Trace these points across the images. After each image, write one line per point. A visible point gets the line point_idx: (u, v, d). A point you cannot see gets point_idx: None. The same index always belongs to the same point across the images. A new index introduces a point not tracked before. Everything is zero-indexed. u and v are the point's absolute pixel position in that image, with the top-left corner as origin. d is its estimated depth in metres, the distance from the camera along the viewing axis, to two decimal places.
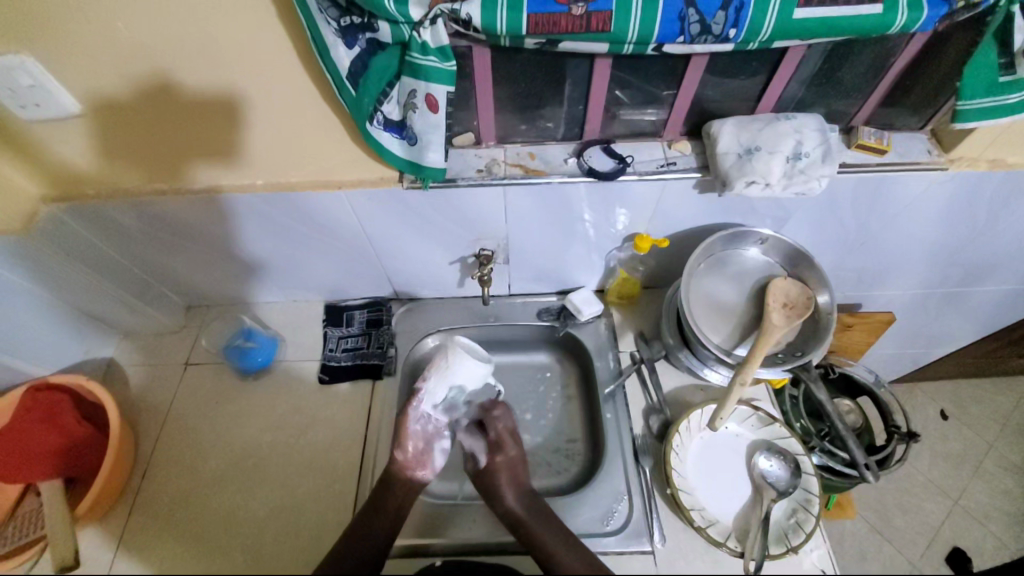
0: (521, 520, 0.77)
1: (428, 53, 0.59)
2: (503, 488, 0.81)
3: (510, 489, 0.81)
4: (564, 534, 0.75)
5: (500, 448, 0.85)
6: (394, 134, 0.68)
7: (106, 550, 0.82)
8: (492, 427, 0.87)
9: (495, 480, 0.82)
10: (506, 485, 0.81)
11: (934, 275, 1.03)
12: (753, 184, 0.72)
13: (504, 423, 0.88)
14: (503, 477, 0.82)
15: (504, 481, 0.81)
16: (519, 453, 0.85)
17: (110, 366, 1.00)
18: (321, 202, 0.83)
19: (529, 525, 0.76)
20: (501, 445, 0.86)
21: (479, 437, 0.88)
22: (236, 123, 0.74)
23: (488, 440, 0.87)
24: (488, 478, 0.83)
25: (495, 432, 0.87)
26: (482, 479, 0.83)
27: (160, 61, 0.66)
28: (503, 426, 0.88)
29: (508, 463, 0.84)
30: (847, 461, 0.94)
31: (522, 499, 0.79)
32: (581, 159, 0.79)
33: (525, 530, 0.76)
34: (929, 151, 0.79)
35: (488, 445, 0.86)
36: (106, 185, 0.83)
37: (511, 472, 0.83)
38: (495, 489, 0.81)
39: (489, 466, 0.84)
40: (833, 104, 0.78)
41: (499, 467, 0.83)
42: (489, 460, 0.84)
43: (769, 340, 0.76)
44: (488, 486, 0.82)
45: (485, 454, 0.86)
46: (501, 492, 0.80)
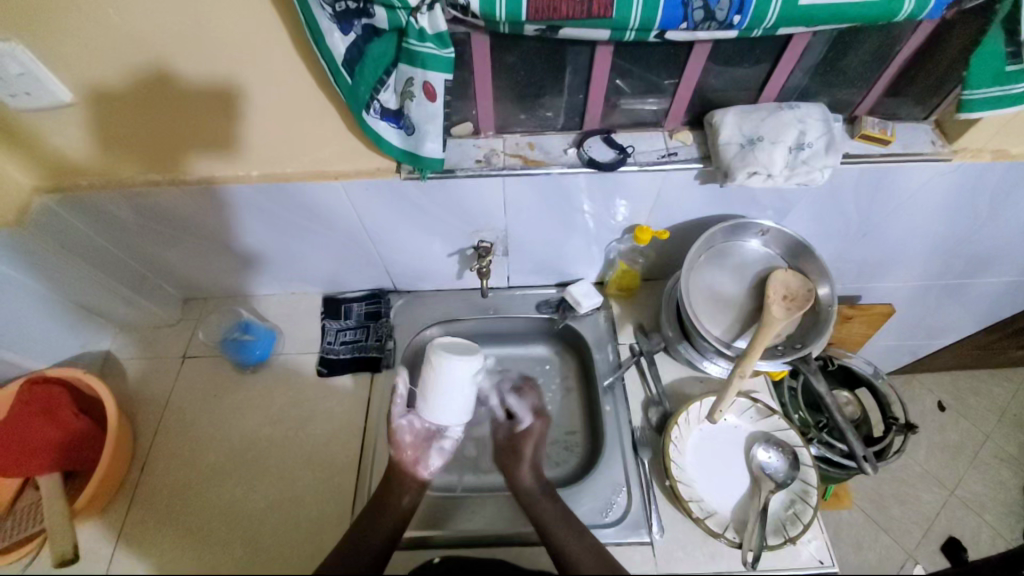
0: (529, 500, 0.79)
1: (425, 40, 0.58)
2: (525, 459, 0.84)
3: (532, 462, 0.84)
4: (572, 525, 0.75)
5: (541, 415, 0.90)
6: (391, 124, 0.67)
7: (107, 542, 0.82)
8: (533, 395, 0.93)
9: (521, 451, 0.85)
10: (529, 457, 0.84)
11: (934, 266, 1.02)
12: (756, 175, 0.71)
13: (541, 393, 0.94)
14: (531, 448, 0.85)
15: (532, 448, 0.86)
16: (534, 442, 0.86)
17: (108, 359, 1.00)
18: (318, 193, 0.82)
19: (537, 499, 0.78)
20: (539, 414, 0.90)
21: (523, 402, 0.92)
22: (229, 112, 0.73)
23: (532, 404, 0.92)
24: (519, 442, 0.87)
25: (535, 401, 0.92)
26: (512, 444, 0.87)
27: (151, 49, 0.65)
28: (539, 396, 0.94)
29: (535, 435, 0.87)
30: (845, 453, 0.95)
31: (535, 473, 0.82)
32: (581, 149, 0.78)
33: (534, 507, 0.78)
34: (932, 142, 0.78)
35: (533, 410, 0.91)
36: (98, 177, 0.82)
37: (539, 445, 0.87)
38: (520, 453, 0.85)
39: (531, 429, 0.88)
40: (836, 94, 0.77)
41: (533, 434, 0.87)
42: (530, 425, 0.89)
43: (769, 331, 0.76)
44: (511, 458, 0.85)
45: (530, 417, 0.90)
46: (523, 461, 0.84)
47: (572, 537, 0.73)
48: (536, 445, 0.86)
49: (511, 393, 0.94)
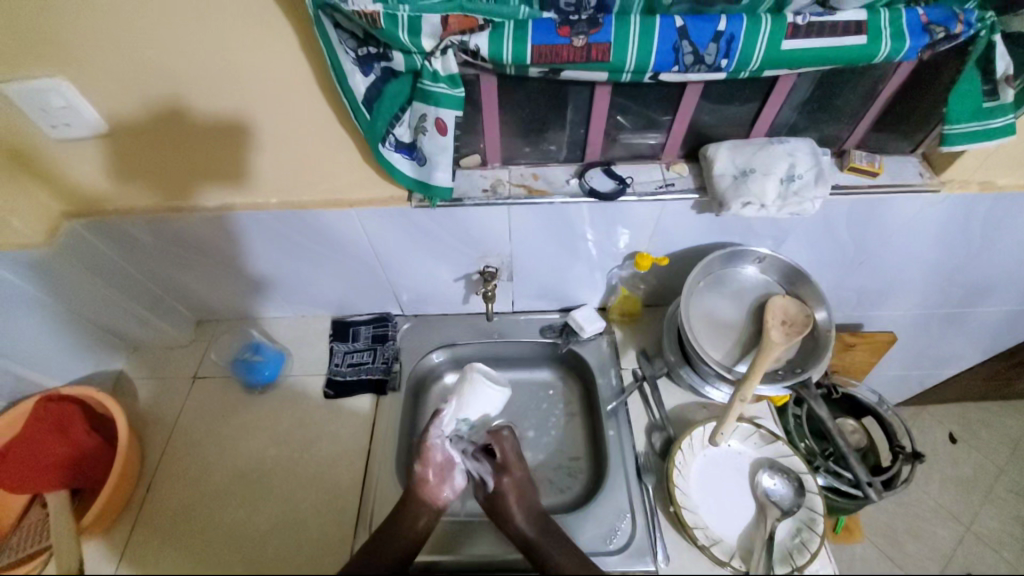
0: (529, 541, 0.76)
1: (439, 81, 0.63)
2: (512, 507, 0.80)
3: (521, 511, 0.80)
4: (576, 555, 0.73)
5: (508, 470, 0.85)
6: (404, 156, 0.72)
7: (109, 561, 0.81)
8: (500, 447, 0.88)
9: (503, 507, 0.81)
10: (516, 510, 0.80)
11: (934, 295, 1.04)
12: (749, 205, 0.75)
13: (509, 444, 0.89)
14: (514, 501, 0.80)
15: (513, 502, 0.81)
16: (516, 495, 0.82)
17: (120, 378, 1.02)
18: (332, 220, 0.87)
19: (538, 545, 0.75)
20: (505, 466, 0.85)
21: (485, 461, 0.87)
22: (253, 144, 0.78)
23: (493, 463, 0.86)
24: (498, 502, 0.81)
25: (502, 455, 0.87)
26: (493, 503, 0.82)
27: (186, 86, 0.70)
28: (508, 446, 0.88)
29: (508, 492, 0.82)
30: (853, 483, 0.94)
31: (530, 518, 0.79)
32: (582, 180, 0.82)
33: (533, 550, 0.75)
34: (921, 174, 0.82)
35: (495, 466, 0.85)
36: (126, 202, 0.87)
37: (519, 494, 0.82)
38: (507, 513, 0.80)
39: (500, 488, 0.82)
40: (825, 129, 0.81)
41: (508, 489, 0.82)
42: (497, 483, 0.83)
43: (769, 356, 0.77)
44: (500, 511, 0.81)
45: (494, 475, 0.84)
46: (513, 514, 0.79)
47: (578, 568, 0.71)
48: (517, 494, 0.82)
49: (470, 455, 0.87)
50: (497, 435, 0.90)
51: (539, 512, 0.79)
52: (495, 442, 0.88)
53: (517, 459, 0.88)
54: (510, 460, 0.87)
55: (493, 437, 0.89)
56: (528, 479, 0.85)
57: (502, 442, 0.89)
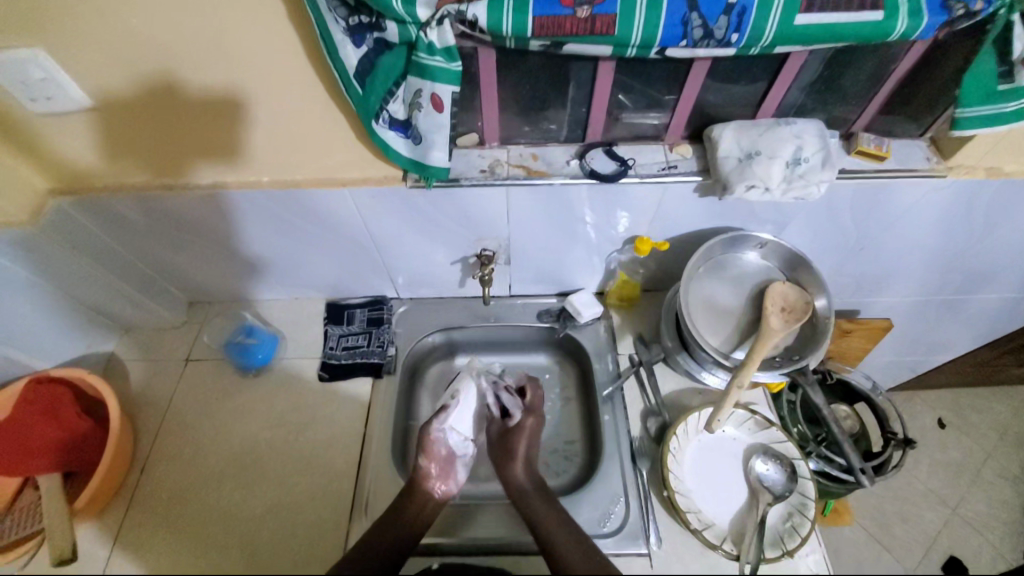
0: (527, 501, 0.78)
1: (435, 54, 0.60)
2: (517, 458, 0.83)
3: (524, 458, 0.83)
4: (575, 533, 0.72)
5: (533, 412, 0.88)
6: (399, 133, 0.69)
7: (105, 544, 0.82)
8: (533, 393, 0.91)
9: (515, 446, 0.84)
10: (524, 454, 0.83)
11: (932, 282, 1.03)
12: (754, 189, 0.73)
13: (540, 393, 0.92)
14: (524, 442, 0.84)
15: (524, 443, 0.84)
16: (526, 439, 0.85)
17: (111, 360, 1.01)
18: (326, 201, 0.84)
19: (532, 502, 0.78)
20: (532, 411, 0.89)
21: (518, 398, 0.90)
22: (241, 120, 0.75)
23: (523, 402, 0.90)
24: (511, 439, 0.85)
25: (531, 398, 0.90)
26: (506, 439, 0.86)
27: (169, 56, 0.67)
28: (539, 395, 0.91)
29: (528, 430, 0.86)
30: (843, 467, 0.96)
31: (529, 475, 0.82)
32: (583, 161, 0.80)
33: (528, 508, 0.77)
34: (927, 158, 0.80)
35: (524, 406, 0.89)
36: (112, 180, 0.84)
37: (531, 441, 0.86)
38: (513, 449, 0.84)
39: (522, 424, 0.86)
40: (833, 111, 0.79)
41: (524, 431, 0.86)
42: (521, 419, 0.87)
43: (767, 343, 0.76)
44: (507, 449, 0.84)
45: (519, 413, 0.88)
46: (515, 456, 0.83)
47: (572, 544, 0.71)
48: (529, 438, 0.85)
49: (505, 389, 0.90)
50: (530, 382, 0.92)
51: (532, 492, 0.79)
52: (528, 386, 0.91)
53: (543, 411, 0.90)
54: (538, 404, 0.90)
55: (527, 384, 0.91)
56: (541, 433, 0.88)
57: (535, 389, 0.91)
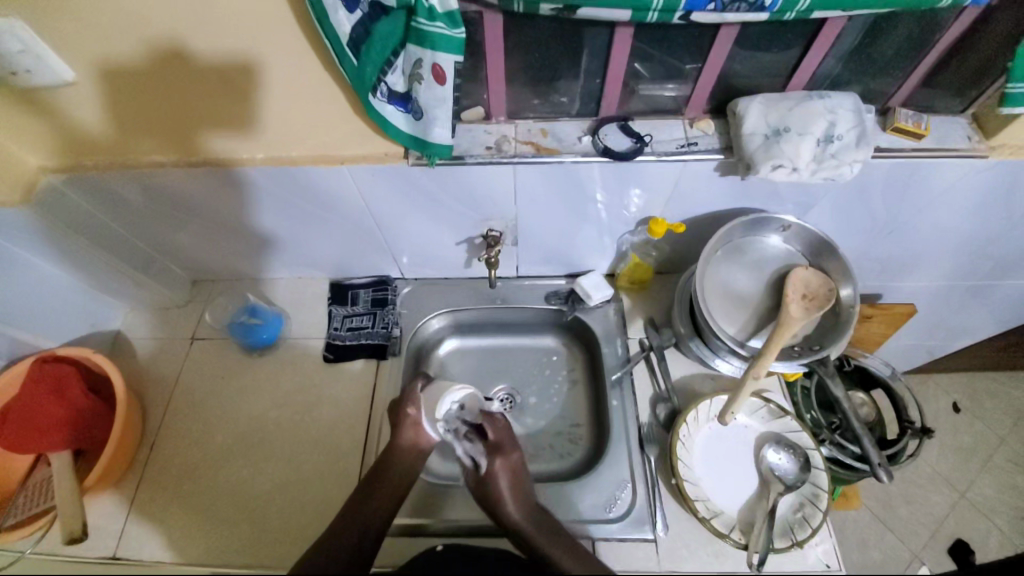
0: (522, 530, 0.72)
1: (436, 19, 0.55)
2: (504, 496, 0.75)
3: (514, 496, 0.75)
4: (571, 545, 0.69)
5: (499, 451, 0.79)
6: (398, 107, 0.65)
7: (117, 518, 0.83)
8: (493, 429, 0.82)
9: (495, 484, 0.76)
10: (506, 493, 0.75)
11: (961, 267, 0.98)
12: (781, 168, 0.67)
13: (503, 424, 0.83)
14: (503, 480, 0.76)
15: (505, 487, 0.76)
16: (507, 475, 0.77)
17: (117, 338, 1.00)
18: (325, 179, 0.81)
19: (530, 533, 0.71)
20: (496, 449, 0.80)
21: (478, 442, 0.81)
22: (233, 92, 0.71)
23: (487, 443, 0.81)
24: (489, 484, 0.76)
25: (495, 436, 0.81)
26: (482, 485, 0.77)
27: (155, 23, 0.63)
28: (501, 427, 0.83)
29: (510, 466, 0.78)
30: (857, 455, 0.94)
31: (525, 509, 0.74)
32: (596, 137, 0.75)
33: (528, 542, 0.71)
34: (969, 137, 0.74)
35: (487, 447, 0.80)
36: (105, 158, 0.81)
37: (512, 478, 0.77)
38: (496, 494, 0.75)
39: (491, 468, 0.77)
40: (870, 83, 0.72)
41: (498, 470, 0.77)
42: (490, 464, 0.78)
43: (788, 330, 0.72)
44: (490, 497, 0.76)
45: (485, 457, 0.79)
46: (504, 498, 0.75)
47: (568, 555, 0.68)
48: (511, 479, 0.77)
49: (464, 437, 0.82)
50: (490, 416, 0.84)
51: (532, 531, 0.72)
52: (487, 424, 0.82)
53: (512, 440, 0.82)
54: (504, 439, 0.81)
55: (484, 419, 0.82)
56: (516, 462, 0.79)
57: (496, 426, 0.83)
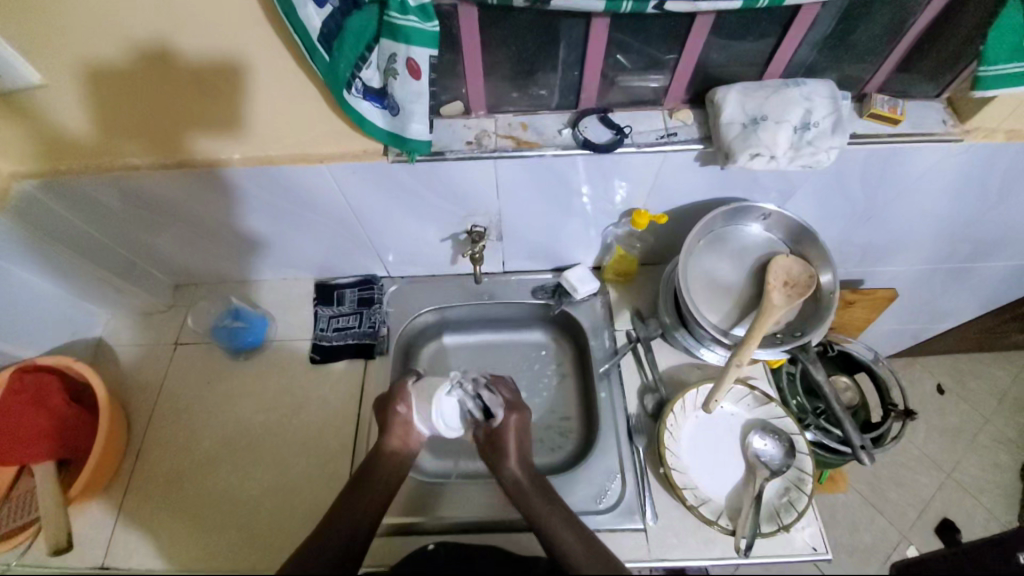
0: (523, 490, 0.73)
1: (408, 13, 0.55)
2: (510, 453, 0.76)
3: (517, 454, 0.77)
4: (563, 510, 0.70)
5: (517, 407, 0.81)
6: (374, 104, 0.65)
7: (104, 528, 0.82)
8: (507, 389, 0.84)
9: (506, 439, 0.77)
10: (514, 452, 0.77)
11: (941, 250, 0.99)
12: (759, 157, 0.68)
13: (512, 385, 0.86)
14: (514, 439, 0.77)
15: (513, 444, 0.77)
16: (517, 434, 0.78)
17: (99, 346, 0.99)
18: (306, 178, 0.80)
19: (527, 494, 0.73)
20: (514, 406, 0.81)
21: (496, 394, 0.81)
22: (206, 90, 0.70)
23: (504, 398, 0.82)
24: (500, 438, 0.78)
25: (509, 395, 0.83)
26: (495, 438, 0.78)
27: (121, 22, 0.61)
28: (513, 389, 0.85)
29: (517, 427, 0.79)
30: (841, 439, 0.96)
31: (524, 467, 0.76)
32: (575, 130, 0.75)
33: (525, 502, 0.72)
34: (943, 121, 0.75)
35: (506, 403, 0.81)
36: (77, 162, 0.79)
37: (521, 435, 0.79)
38: (505, 449, 0.77)
39: (507, 422, 0.79)
40: (845, 70, 0.73)
41: (511, 427, 0.79)
42: (505, 418, 0.79)
43: (769, 318, 0.72)
44: (496, 448, 0.77)
45: (501, 411, 0.80)
46: (509, 454, 0.76)
47: (563, 523, 0.67)
48: (519, 436, 0.79)
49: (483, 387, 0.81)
50: (500, 379, 0.86)
51: (528, 486, 0.74)
52: (500, 385, 0.84)
53: (524, 402, 0.84)
54: (518, 399, 0.83)
55: (496, 380, 0.84)
56: (528, 423, 0.82)
57: (506, 386, 0.85)
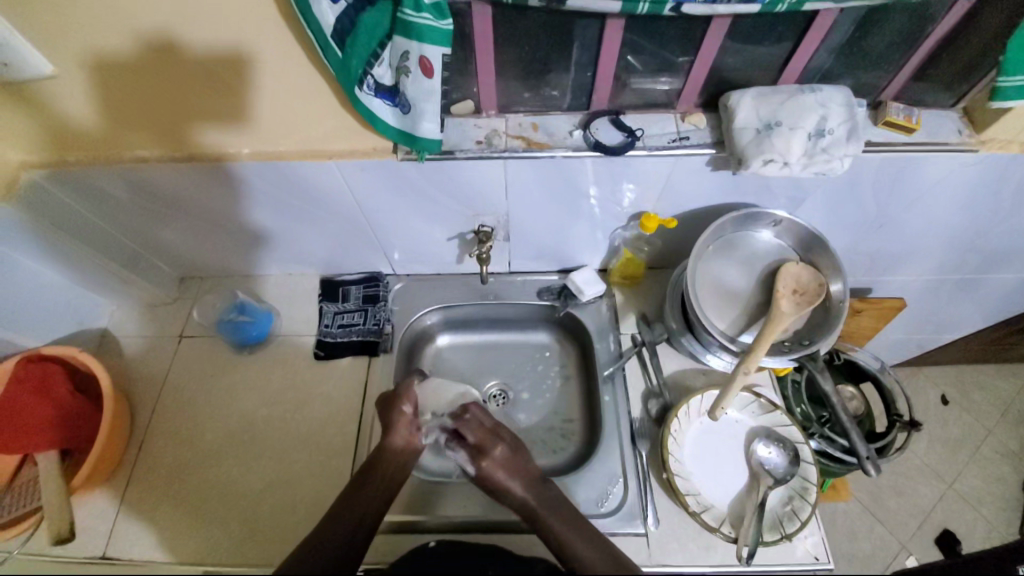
0: (533, 511, 0.71)
1: (423, 10, 0.54)
2: (505, 485, 0.73)
3: (514, 479, 0.74)
4: (578, 524, 0.69)
5: (484, 451, 0.76)
6: (386, 101, 0.64)
7: (106, 518, 0.83)
8: (468, 428, 0.78)
9: (496, 475, 0.74)
10: (508, 479, 0.73)
11: (951, 261, 0.98)
12: (771, 163, 0.67)
13: (479, 421, 0.79)
14: (500, 477, 0.73)
15: (503, 477, 0.74)
16: (502, 466, 0.75)
17: (103, 337, 0.99)
18: (314, 174, 0.79)
19: (537, 512, 0.71)
20: (481, 452, 0.76)
21: (462, 447, 0.78)
22: (217, 84, 0.69)
23: (471, 444, 0.77)
24: (487, 484, 0.75)
25: (473, 436, 0.77)
26: (483, 485, 0.75)
27: (135, 14, 0.61)
28: (478, 425, 0.79)
29: (499, 459, 0.75)
30: (846, 448, 0.95)
31: (530, 487, 0.73)
32: (587, 132, 0.74)
33: (536, 520, 0.71)
34: (959, 131, 0.74)
35: (472, 453, 0.77)
36: (85, 153, 0.79)
37: (507, 465, 0.75)
38: (500, 487, 0.73)
39: (483, 472, 0.74)
40: (861, 77, 0.72)
41: (496, 465, 0.74)
42: (477, 467, 0.75)
43: (779, 326, 0.73)
44: (492, 488, 0.75)
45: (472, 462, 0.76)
46: (506, 487, 0.73)
47: (578, 536, 0.68)
48: (506, 469, 0.74)
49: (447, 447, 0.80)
50: (462, 417, 0.80)
51: (538, 508, 0.71)
52: (464, 427, 0.78)
53: (494, 434, 0.78)
54: (485, 439, 0.77)
55: (461, 418, 0.79)
56: (512, 449, 0.77)
57: (470, 421, 0.79)
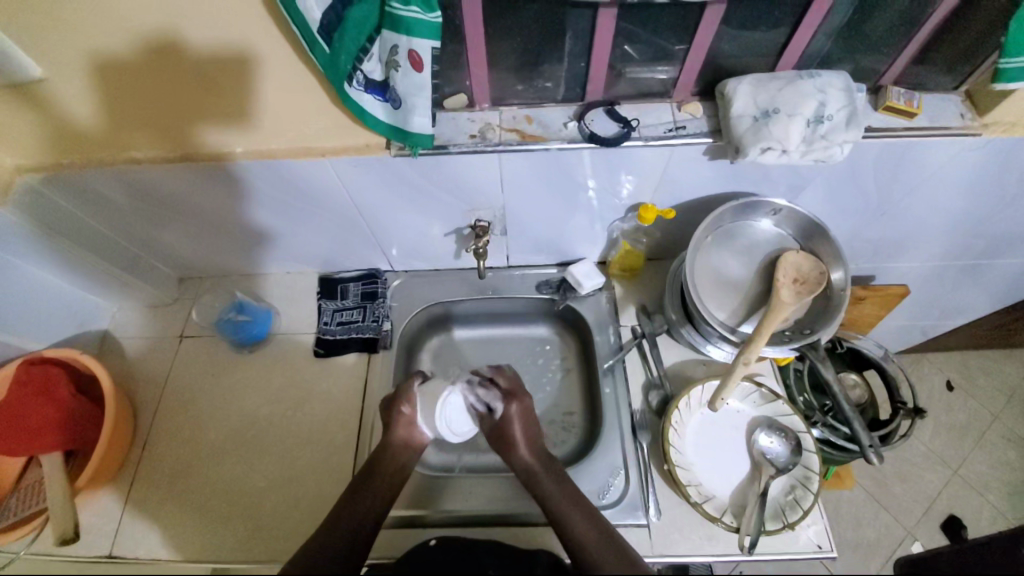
0: (535, 475, 0.74)
1: (409, 3, 0.53)
2: (517, 440, 0.77)
3: (526, 438, 0.78)
4: (573, 495, 0.71)
5: (515, 396, 0.81)
6: (376, 97, 0.64)
7: (111, 518, 0.83)
8: (504, 376, 0.83)
9: (511, 429, 0.78)
10: (523, 439, 0.77)
11: (955, 246, 0.97)
12: (770, 150, 0.66)
13: (512, 373, 0.85)
14: (519, 427, 0.78)
15: (520, 430, 0.78)
16: (521, 422, 0.79)
17: (106, 338, 0.99)
18: (308, 172, 0.79)
19: (540, 477, 0.74)
20: (512, 395, 0.81)
21: (493, 389, 0.81)
22: (207, 83, 0.69)
23: (502, 389, 0.81)
24: (505, 428, 0.78)
25: (507, 382, 0.83)
26: (501, 430, 0.78)
27: (122, 13, 0.61)
28: (511, 376, 0.84)
29: (521, 412, 0.80)
30: (848, 436, 0.94)
31: (535, 451, 0.77)
32: (582, 123, 0.73)
33: (537, 485, 0.73)
34: (961, 115, 0.72)
35: (504, 393, 0.81)
36: (78, 154, 0.79)
37: (526, 421, 0.79)
38: (512, 438, 0.77)
39: (507, 413, 0.79)
40: (861, 61, 0.71)
41: (513, 416, 0.79)
42: (505, 409, 0.79)
43: (777, 317, 0.73)
44: (504, 439, 0.78)
45: (500, 401, 0.80)
46: (518, 442, 0.77)
47: (573, 509, 0.69)
48: (524, 420, 0.79)
49: (478, 385, 0.81)
50: (497, 370, 0.85)
51: (541, 472, 0.74)
52: (497, 374, 0.83)
53: (524, 387, 0.84)
54: (516, 388, 0.83)
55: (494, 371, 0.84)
56: (529, 408, 0.81)
57: (505, 373, 0.84)
